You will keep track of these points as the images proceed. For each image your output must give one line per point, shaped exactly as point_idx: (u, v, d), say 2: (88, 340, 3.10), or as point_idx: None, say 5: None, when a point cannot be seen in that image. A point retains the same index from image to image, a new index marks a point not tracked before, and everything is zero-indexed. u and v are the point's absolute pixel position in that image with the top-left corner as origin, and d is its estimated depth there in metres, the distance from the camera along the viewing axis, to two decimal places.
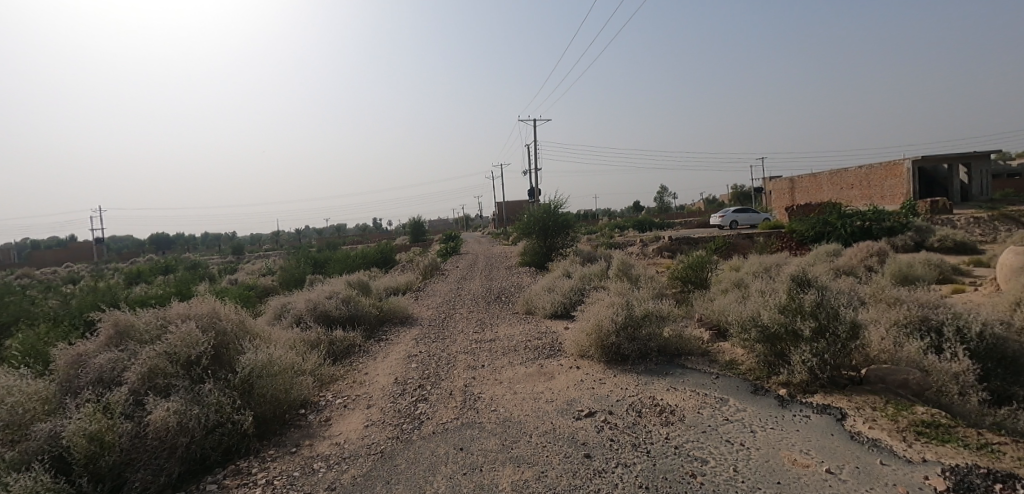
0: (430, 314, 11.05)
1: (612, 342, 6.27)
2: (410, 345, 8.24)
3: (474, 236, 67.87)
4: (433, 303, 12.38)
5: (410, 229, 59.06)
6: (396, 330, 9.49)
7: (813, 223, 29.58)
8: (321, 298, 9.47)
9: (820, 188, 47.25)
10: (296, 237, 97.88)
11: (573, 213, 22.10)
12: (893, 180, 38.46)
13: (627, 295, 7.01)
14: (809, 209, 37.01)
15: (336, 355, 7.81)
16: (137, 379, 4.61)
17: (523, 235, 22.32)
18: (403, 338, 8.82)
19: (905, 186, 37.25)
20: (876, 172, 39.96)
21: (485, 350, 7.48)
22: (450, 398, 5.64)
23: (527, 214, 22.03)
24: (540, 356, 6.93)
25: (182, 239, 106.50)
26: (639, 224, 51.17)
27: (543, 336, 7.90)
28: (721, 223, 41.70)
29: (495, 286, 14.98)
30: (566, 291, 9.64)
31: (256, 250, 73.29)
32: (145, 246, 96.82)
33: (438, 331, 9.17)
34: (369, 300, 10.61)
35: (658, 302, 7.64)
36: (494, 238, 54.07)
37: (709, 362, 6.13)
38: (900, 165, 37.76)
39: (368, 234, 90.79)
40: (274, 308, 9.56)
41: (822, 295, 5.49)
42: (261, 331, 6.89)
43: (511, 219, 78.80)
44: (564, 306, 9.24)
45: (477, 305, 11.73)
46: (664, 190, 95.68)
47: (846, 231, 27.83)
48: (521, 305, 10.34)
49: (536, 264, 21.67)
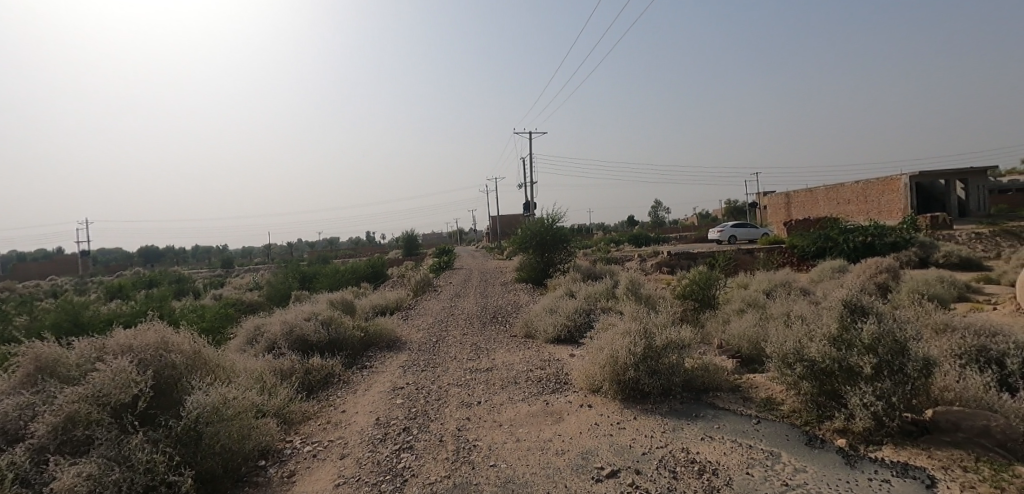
0: (420, 336, 10.13)
1: (630, 377, 5.38)
2: (397, 375, 7.31)
3: (467, 251, 66.93)
4: (423, 324, 11.49)
5: (404, 244, 58.13)
6: (381, 356, 8.57)
7: (815, 238, 29.08)
8: (298, 320, 8.53)
9: (817, 204, 46.97)
10: (287, 250, 96.71)
11: (571, 227, 21.28)
12: (890, 194, 38.13)
13: (644, 320, 6.13)
14: (808, 224, 36.52)
15: (312, 386, 6.89)
16: (47, 431, 3.71)
17: (519, 250, 21.53)
18: (389, 366, 7.90)
19: (903, 201, 36.90)
20: (874, 187, 39.64)
21: (481, 382, 6.56)
22: (439, 446, 4.71)
23: (523, 227, 21.26)
24: (544, 390, 6.03)
25: (172, 251, 104.99)
26: (635, 237, 50.61)
27: (547, 366, 7.01)
28: (719, 238, 41.12)
29: (490, 304, 14.06)
30: (571, 312, 8.77)
31: (247, 263, 72.13)
32: (134, 259, 95.28)
33: (429, 357, 8.25)
34: (352, 321, 9.68)
35: (677, 327, 6.77)
36: (488, 253, 53.21)
37: (745, 401, 5.27)
38: (897, 180, 37.51)
39: (360, 248, 89.85)
40: (247, 331, 8.60)
41: (882, 323, 4.65)
42: (222, 362, 5.91)
43: (506, 234, 78.04)
44: (569, 331, 8.36)
45: (471, 326, 10.79)
46: (659, 205, 95.47)
47: (849, 246, 27.29)
48: (520, 328, 9.44)
49: (534, 280, 20.81)
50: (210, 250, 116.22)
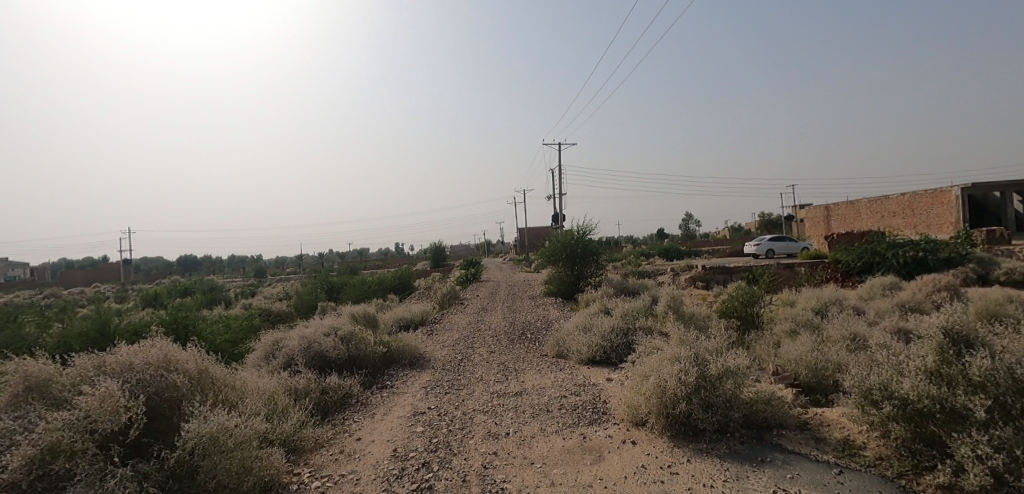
0: (445, 353, 9.62)
1: (681, 410, 4.69)
2: (418, 397, 6.80)
3: (493, 263, 66.66)
4: (448, 339, 11.01)
5: (430, 255, 58.36)
6: (403, 375, 8.08)
7: (860, 253, 27.51)
8: (318, 335, 8.15)
9: (859, 217, 44.68)
10: (317, 260, 98.89)
11: (602, 240, 20.53)
12: (940, 207, 35.87)
13: (695, 344, 5.42)
14: (851, 238, 34.61)
15: (327, 409, 6.43)
16: (22, 465, 3.37)
17: (547, 262, 20.95)
18: (411, 386, 7.40)
19: (954, 214, 34.64)
20: (921, 199, 37.41)
21: (510, 408, 5.97)
22: (462, 488, 4.12)
23: (550, 240, 20.70)
24: (580, 421, 5.39)
25: (209, 260, 108.81)
26: (665, 251, 49.30)
27: (582, 392, 6.36)
28: (755, 252, 39.47)
29: (518, 319, 13.47)
30: (606, 332, 8.09)
31: (279, 273, 73.82)
32: (173, 267, 99.06)
33: (453, 377, 7.71)
34: (374, 336, 9.26)
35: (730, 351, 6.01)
36: (514, 265, 52.71)
37: (818, 443, 4.49)
38: (947, 192, 35.26)
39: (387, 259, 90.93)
40: (266, 345, 8.28)
41: (996, 358, 3.83)
42: (230, 382, 5.50)
43: (532, 246, 77.55)
44: (605, 352, 7.69)
45: (498, 344, 10.21)
46: (688, 218, 93.18)
47: (898, 261, 25.56)
48: (551, 347, 8.81)
49: (563, 294, 20.11)
50: (244, 260, 119.85)
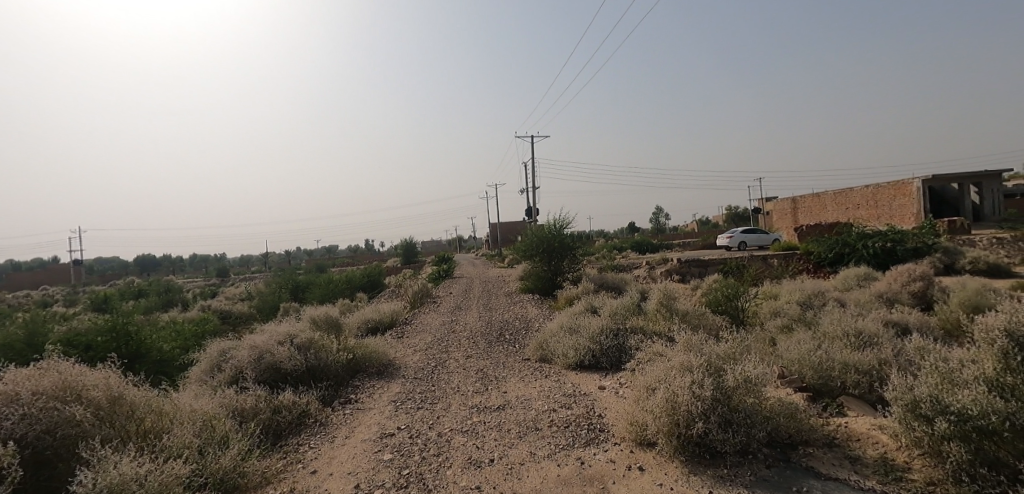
0: (417, 358, 8.76)
1: (697, 430, 4.01)
2: (388, 413, 5.95)
3: (467, 258, 65.65)
4: (421, 342, 10.15)
5: (402, 251, 56.93)
6: (370, 386, 7.19)
7: (831, 245, 27.94)
8: (270, 343, 7.16)
9: (824, 209, 45.71)
10: (284, 259, 95.50)
11: (580, 234, 19.92)
12: (902, 199, 36.90)
13: (704, 350, 4.76)
14: (819, 230, 35.21)
15: (279, 432, 5.51)
16: None
17: (523, 257, 20.22)
18: (379, 399, 6.55)
19: (915, 206, 35.69)
20: (884, 192, 38.42)
21: (493, 427, 5.19)
22: None
23: (527, 234, 19.96)
24: (577, 442, 4.65)
25: (168, 259, 103.85)
26: (639, 245, 49.38)
27: (574, 404, 5.64)
28: (728, 244, 39.79)
29: (495, 318, 12.69)
30: (594, 333, 7.40)
31: (244, 272, 70.92)
32: (129, 268, 94.02)
33: (427, 387, 6.89)
34: (337, 343, 8.30)
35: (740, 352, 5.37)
36: (488, 260, 51.89)
37: (854, 464, 3.88)
38: (909, 184, 36.27)
39: (357, 256, 88.54)
40: (211, 355, 7.26)
41: None
42: (155, 409, 4.50)
43: (506, 242, 76.97)
44: (594, 356, 7.01)
45: (475, 346, 9.38)
46: (660, 211, 94.41)
47: (868, 252, 25.96)
48: (534, 350, 8.07)
49: (540, 290, 19.44)
50: (207, 259, 114.97)
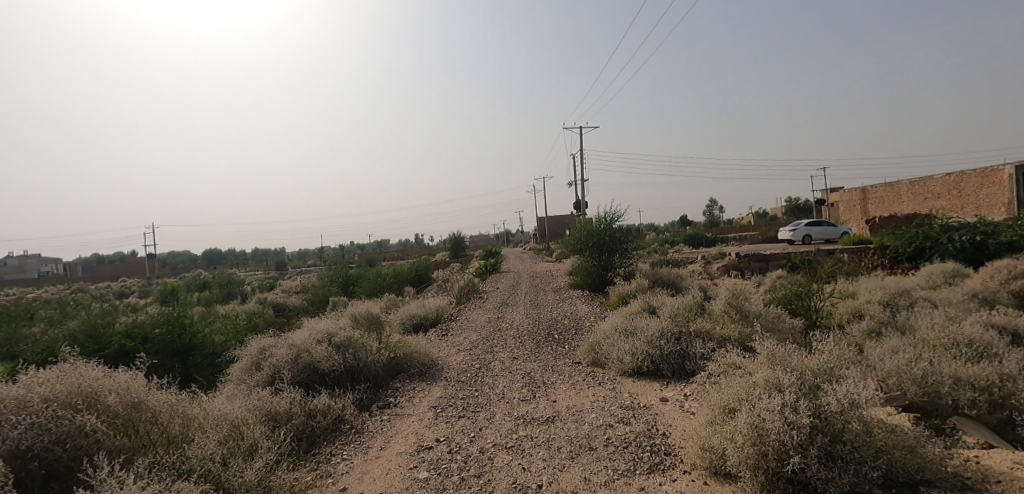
0: (461, 359, 8.35)
1: (793, 466, 3.22)
2: (426, 421, 5.52)
3: (512, 252, 65.41)
4: (465, 341, 9.75)
5: (449, 246, 57.44)
6: (411, 388, 6.82)
7: (910, 238, 25.42)
8: (309, 342, 6.95)
9: (899, 199, 41.72)
10: (336, 254, 99.21)
11: (630, 227, 18.96)
12: (992, 187, 32.95)
13: (796, 364, 3.94)
14: (895, 222, 32.07)
15: (311, 439, 5.22)
16: None
17: (571, 252, 19.54)
18: (419, 404, 6.15)
19: (1008, 195, 31.76)
20: (970, 179, 34.47)
21: (540, 444, 4.61)
22: None
23: (574, 228, 19.25)
24: (639, 468, 3.97)
25: (233, 253, 110.57)
26: (691, 239, 47.24)
27: (633, 421, 4.95)
28: (790, 238, 37.18)
29: (542, 316, 12.10)
30: (653, 337, 6.67)
31: (300, 265, 74.10)
32: (198, 261, 100.85)
33: (469, 393, 6.42)
34: (379, 341, 8.01)
35: (837, 365, 4.47)
36: (534, 255, 51.38)
37: None
38: (1001, 171, 32.36)
39: (405, 251, 90.52)
40: (251, 354, 7.12)
41: None
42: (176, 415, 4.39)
43: (551, 236, 76.12)
44: (654, 362, 6.34)
45: (521, 347, 8.83)
46: (712, 204, 90.38)
47: (954, 246, 23.26)
48: (586, 354, 7.44)
49: (589, 287, 18.64)
50: (267, 253, 121.44)
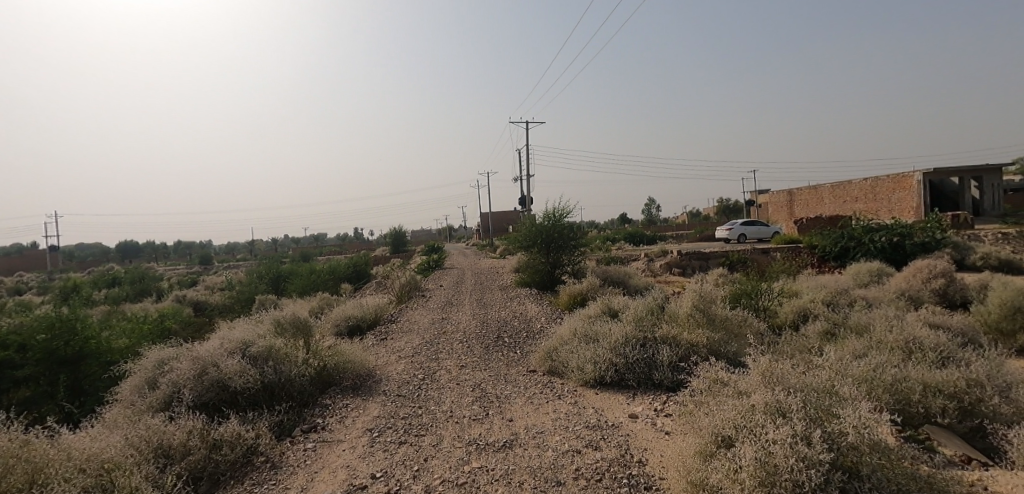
0: (402, 368, 7.44)
1: None
2: (359, 450, 4.60)
3: (459, 248, 64.07)
4: (407, 346, 8.82)
5: (391, 240, 55.23)
6: (342, 406, 5.85)
7: (835, 238, 27.08)
8: (219, 354, 5.77)
9: (822, 202, 44.74)
10: (270, 248, 93.23)
11: (580, 224, 18.62)
12: (902, 193, 36.00)
13: (794, 387, 3.44)
14: (821, 223, 34.21)
15: (211, 479, 4.12)
16: None
17: (520, 248, 18.92)
18: (352, 427, 5.20)
19: (915, 200, 34.82)
20: (883, 185, 37.49)
21: (497, 479, 3.86)
22: None
23: (524, 223, 18.63)
24: None
25: (152, 245, 101.16)
26: (634, 237, 48.30)
27: (604, 444, 4.31)
28: (727, 237, 38.76)
29: (491, 317, 11.35)
30: (617, 344, 6.10)
31: (229, 259, 68.77)
32: (110, 254, 91.25)
33: (411, 411, 5.56)
34: (305, 350, 6.93)
35: (829, 378, 4.03)
36: (481, 251, 50.47)
37: None
38: (909, 177, 35.38)
39: (346, 245, 86.47)
40: (145, 369, 5.79)
41: None
42: (11, 468, 3.20)
43: (497, 232, 75.56)
44: (618, 372, 5.79)
45: (470, 353, 8.04)
46: (653, 203, 93.58)
47: (875, 246, 24.96)
48: (543, 363, 6.78)
49: (538, 284, 18.11)
50: (191, 246, 112.07)
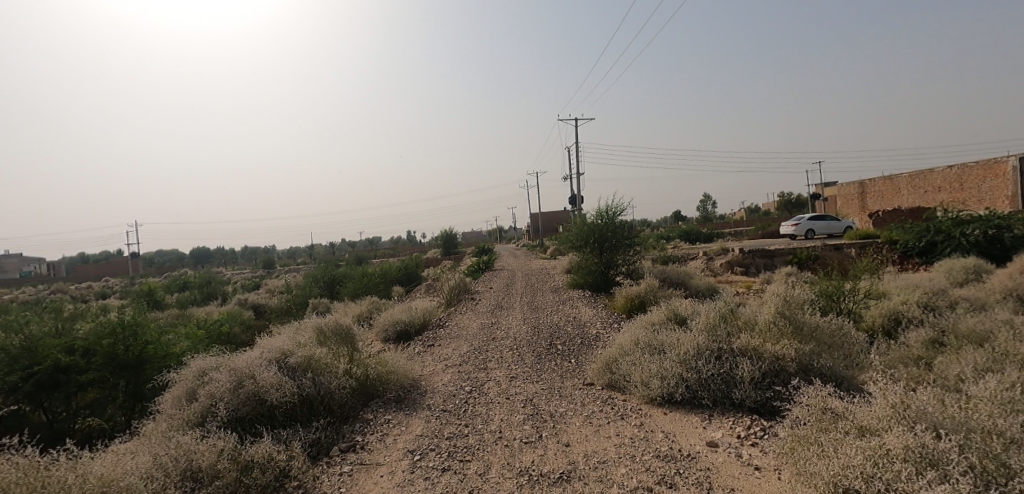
0: (448, 378, 7.00)
1: None
2: (396, 476, 4.15)
3: (505, 249, 63.92)
4: (454, 354, 8.41)
5: (439, 244, 55.92)
6: (384, 421, 5.48)
7: (919, 232, 24.40)
8: (257, 365, 5.58)
9: (898, 193, 40.83)
10: (326, 252, 97.28)
11: (632, 223, 17.66)
12: (995, 180, 32.12)
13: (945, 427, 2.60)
14: (900, 215, 31.09)
15: None
16: None
17: (569, 248, 18.22)
18: (392, 447, 4.79)
19: (1012, 187, 30.93)
20: (972, 171, 33.62)
21: None
22: None
23: (573, 223, 17.93)
24: None
25: (220, 252, 108.35)
26: (687, 234, 46.15)
27: (681, 482, 3.60)
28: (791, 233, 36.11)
29: (541, 322, 10.77)
30: (685, 357, 5.36)
31: (288, 264, 72.22)
32: (185, 260, 98.61)
33: (455, 430, 5.08)
34: (348, 359, 6.64)
35: (981, 407, 3.12)
36: (527, 252, 50.03)
37: None
38: (1004, 163, 31.50)
39: (395, 249, 88.72)
40: (188, 380, 5.68)
41: None
42: None
43: (543, 233, 74.85)
44: (688, 390, 5.07)
45: (520, 363, 7.49)
46: (704, 199, 89.68)
47: (967, 240, 22.24)
48: (600, 376, 6.15)
49: (589, 286, 17.32)
50: (255, 251, 119.03)
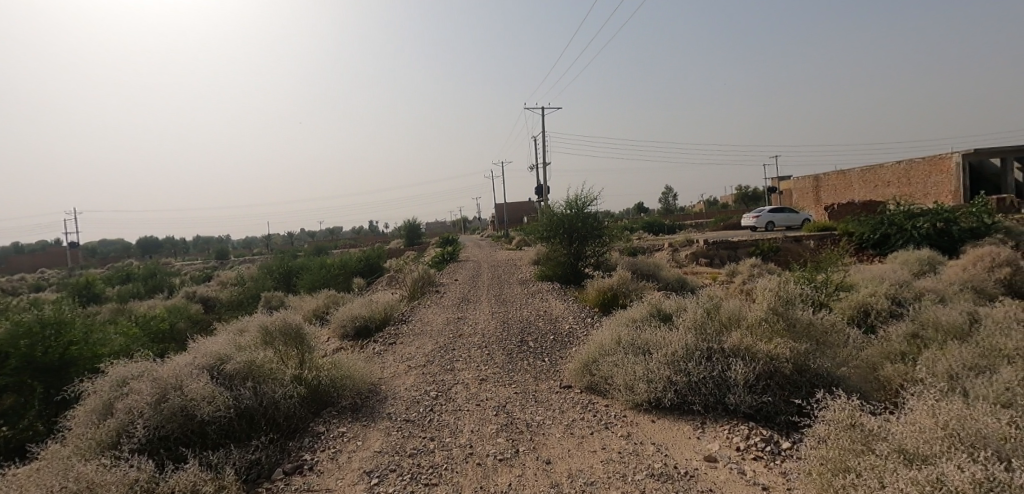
0: (410, 382, 6.33)
1: None
2: None
3: (472, 240, 62.94)
4: (417, 353, 7.71)
5: (404, 234, 54.39)
6: (337, 434, 4.79)
7: (874, 224, 25.28)
8: (186, 372, 4.76)
9: (851, 187, 42.48)
10: (285, 242, 93.45)
11: (602, 213, 17.30)
12: (939, 176, 33.74)
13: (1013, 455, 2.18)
14: (854, 209, 32.25)
15: None
16: None
17: (538, 239, 17.71)
18: (344, 467, 4.12)
19: (954, 183, 32.59)
20: (919, 167, 35.23)
21: None
22: None
23: (543, 213, 17.40)
24: None
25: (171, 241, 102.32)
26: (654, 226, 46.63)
27: None
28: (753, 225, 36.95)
29: (511, 316, 10.21)
30: (675, 358, 4.91)
31: (244, 254, 68.77)
32: (131, 250, 92.61)
33: (417, 444, 4.45)
34: (296, 363, 5.87)
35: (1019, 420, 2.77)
36: (495, 242, 49.39)
37: None
38: (948, 160, 33.09)
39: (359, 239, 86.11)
40: (102, 390, 4.81)
41: None
42: None
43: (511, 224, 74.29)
44: (678, 394, 4.63)
45: (490, 363, 6.90)
46: (668, 191, 91.32)
47: (918, 233, 23.15)
48: (580, 378, 5.64)
49: (559, 278, 16.88)
50: (209, 241, 113.27)
